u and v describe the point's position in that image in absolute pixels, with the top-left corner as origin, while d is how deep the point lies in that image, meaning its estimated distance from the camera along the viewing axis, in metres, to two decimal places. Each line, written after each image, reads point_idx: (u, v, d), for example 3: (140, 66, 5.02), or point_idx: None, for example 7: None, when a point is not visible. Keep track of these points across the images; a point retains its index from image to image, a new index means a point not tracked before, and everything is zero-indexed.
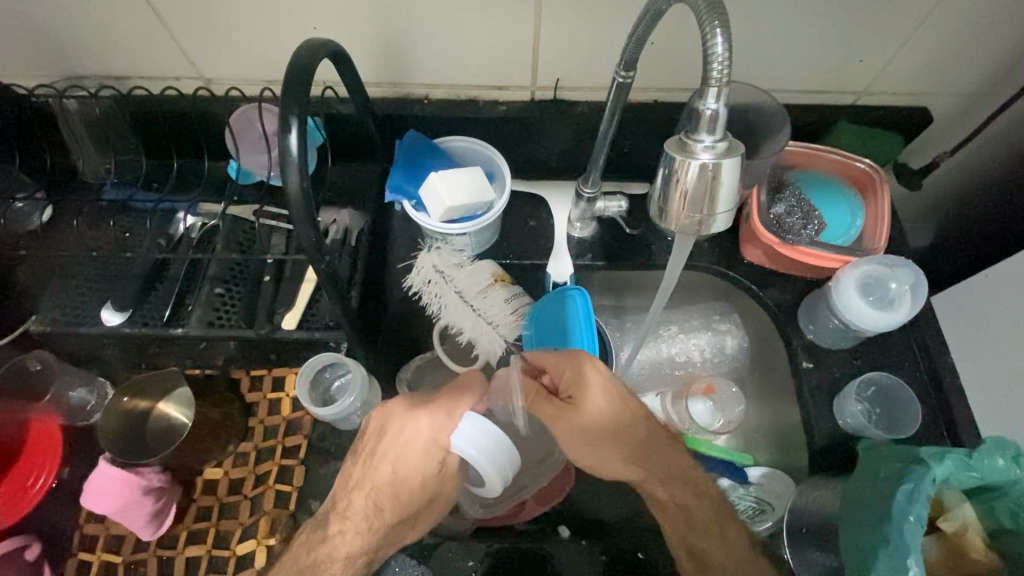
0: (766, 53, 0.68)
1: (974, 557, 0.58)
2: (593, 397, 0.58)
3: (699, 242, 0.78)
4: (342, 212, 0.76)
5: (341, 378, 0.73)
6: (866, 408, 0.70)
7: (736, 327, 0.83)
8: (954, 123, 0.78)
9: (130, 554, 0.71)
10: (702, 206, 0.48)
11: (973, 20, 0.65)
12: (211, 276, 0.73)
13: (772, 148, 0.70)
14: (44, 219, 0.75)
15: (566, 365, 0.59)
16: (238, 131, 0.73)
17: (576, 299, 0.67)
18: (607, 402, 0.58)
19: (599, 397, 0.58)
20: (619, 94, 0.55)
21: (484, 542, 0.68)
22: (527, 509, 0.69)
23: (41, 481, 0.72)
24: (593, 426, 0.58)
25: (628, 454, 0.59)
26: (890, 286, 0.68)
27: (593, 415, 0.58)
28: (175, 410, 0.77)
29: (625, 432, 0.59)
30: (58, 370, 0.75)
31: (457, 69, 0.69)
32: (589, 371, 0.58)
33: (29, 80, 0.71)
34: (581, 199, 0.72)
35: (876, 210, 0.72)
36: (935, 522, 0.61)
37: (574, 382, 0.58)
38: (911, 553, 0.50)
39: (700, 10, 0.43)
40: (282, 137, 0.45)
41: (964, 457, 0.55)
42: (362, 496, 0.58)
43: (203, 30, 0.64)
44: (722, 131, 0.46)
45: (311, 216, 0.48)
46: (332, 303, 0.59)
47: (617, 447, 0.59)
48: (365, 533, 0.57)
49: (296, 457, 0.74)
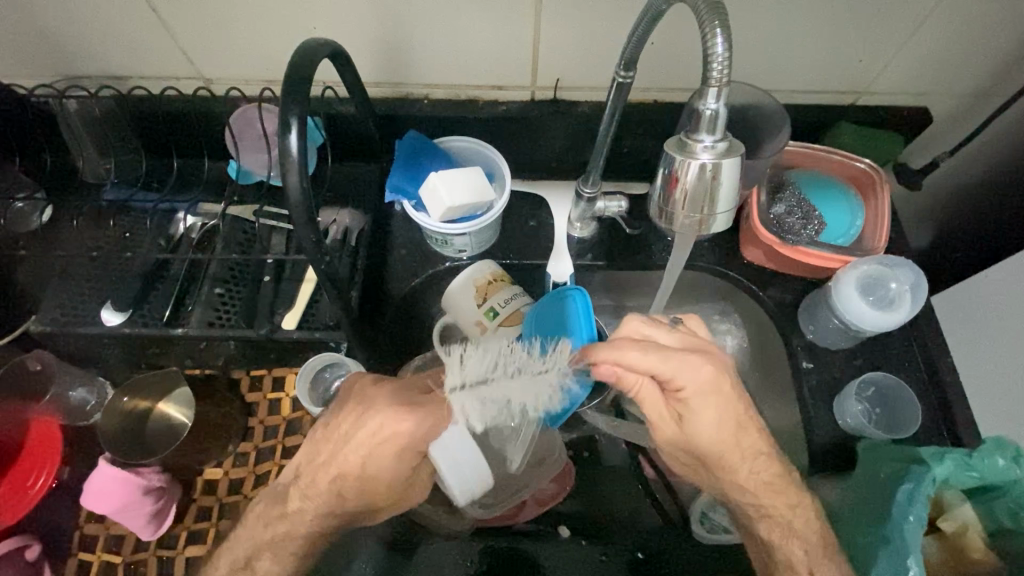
0: (766, 53, 0.68)
1: (973, 557, 0.57)
2: (704, 396, 0.51)
3: (699, 242, 0.78)
4: (343, 212, 0.77)
5: (341, 378, 0.72)
6: (866, 408, 0.70)
7: (736, 327, 0.83)
8: (954, 123, 0.78)
9: (130, 554, 0.71)
10: (702, 206, 0.48)
11: (973, 20, 0.65)
12: (211, 276, 0.73)
13: (772, 148, 0.70)
14: (44, 219, 0.75)
15: (677, 365, 0.49)
16: (238, 131, 0.73)
17: (575, 299, 0.63)
18: (716, 401, 0.51)
19: (709, 398, 0.51)
20: (619, 94, 0.55)
21: (483, 541, 0.68)
22: (526, 509, 0.70)
23: (41, 482, 0.71)
24: (705, 423, 0.52)
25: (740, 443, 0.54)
26: (891, 286, 0.68)
27: (708, 411, 0.51)
28: (175, 410, 0.76)
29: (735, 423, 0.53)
30: (57, 370, 0.75)
31: (457, 69, 0.69)
32: (706, 370, 0.50)
33: (29, 80, 0.71)
34: (581, 199, 0.71)
35: (877, 210, 0.72)
36: (935, 522, 0.61)
37: (688, 382, 0.50)
38: (911, 553, 0.50)
39: (700, 10, 0.43)
40: (281, 137, 0.45)
41: (964, 457, 0.55)
42: (327, 482, 0.56)
43: (204, 31, 0.64)
44: (722, 131, 0.46)
45: (311, 216, 0.48)
46: (332, 303, 0.59)
47: (738, 439, 0.53)
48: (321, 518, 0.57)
49: (297, 457, 0.75)
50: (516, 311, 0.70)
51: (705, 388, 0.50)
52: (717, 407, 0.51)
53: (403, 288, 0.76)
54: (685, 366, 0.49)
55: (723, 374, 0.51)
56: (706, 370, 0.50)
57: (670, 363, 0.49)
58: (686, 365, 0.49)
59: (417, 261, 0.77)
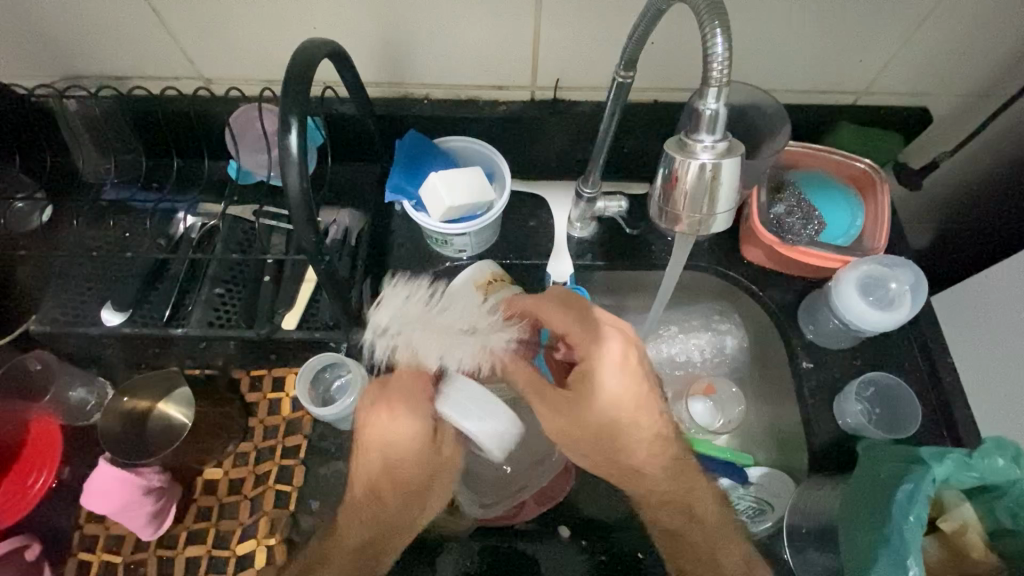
0: (767, 53, 0.68)
1: (974, 557, 0.58)
2: (613, 366, 0.57)
3: (699, 242, 0.78)
4: (343, 212, 0.77)
5: (341, 378, 0.73)
6: (866, 409, 0.70)
7: (736, 327, 0.83)
8: (954, 122, 0.78)
9: (130, 554, 0.71)
10: (703, 205, 0.48)
11: (973, 19, 0.65)
12: (211, 276, 0.72)
13: (770, 151, 0.70)
14: (44, 219, 0.75)
15: (606, 329, 0.58)
16: (238, 131, 0.73)
17: None
18: (629, 373, 0.57)
19: (611, 371, 0.57)
20: (619, 94, 0.55)
21: (483, 540, 0.69)
22: (527, 510, 0.69)
23: (41, 481, 0.72)
24: (614, 388, 0.57)
25: (638, 414, 0.57)
26: (891, 286, 0.68)
27: (618, 380, 0.57)
28: (175, 410, 0.76)
29: (638, 390, 0.57)
30: (57, 370, 0.74)
31: (457, 69, 0.69)
32: (622, 337, 0.58)
33: (28, 80, 0.71)
34: (581, 199, 0.71)
35: (876, 210, 0.72)
36: (935, 522, 0.61)
37: (603, 351, 0.57)
38: (911, 554, 0.50)
39: (700, 10, 0.43)
40: (282, 137, 0.45)
41: (964, 457, 0.55)
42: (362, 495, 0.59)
43: (203, 30, 0.64)
44: (722, 132, 0.46)
45: (311, 216, 0.48)
46: (332, 303, 0.59)
47: (636, 406, 0.57)
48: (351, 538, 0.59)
49: (296, 457, 0.74)
50: None
51: (621, 358, 0.57)
52: (629, 378, 0.57)
53: None
54: (609, 331, 0.58)
55: (632, 350, 0.58)
56: (628, 342, 0.58)
57: (590, 327, 0.58)
58: (615, 329, 0.58)
59: (416, 261, 0.77)
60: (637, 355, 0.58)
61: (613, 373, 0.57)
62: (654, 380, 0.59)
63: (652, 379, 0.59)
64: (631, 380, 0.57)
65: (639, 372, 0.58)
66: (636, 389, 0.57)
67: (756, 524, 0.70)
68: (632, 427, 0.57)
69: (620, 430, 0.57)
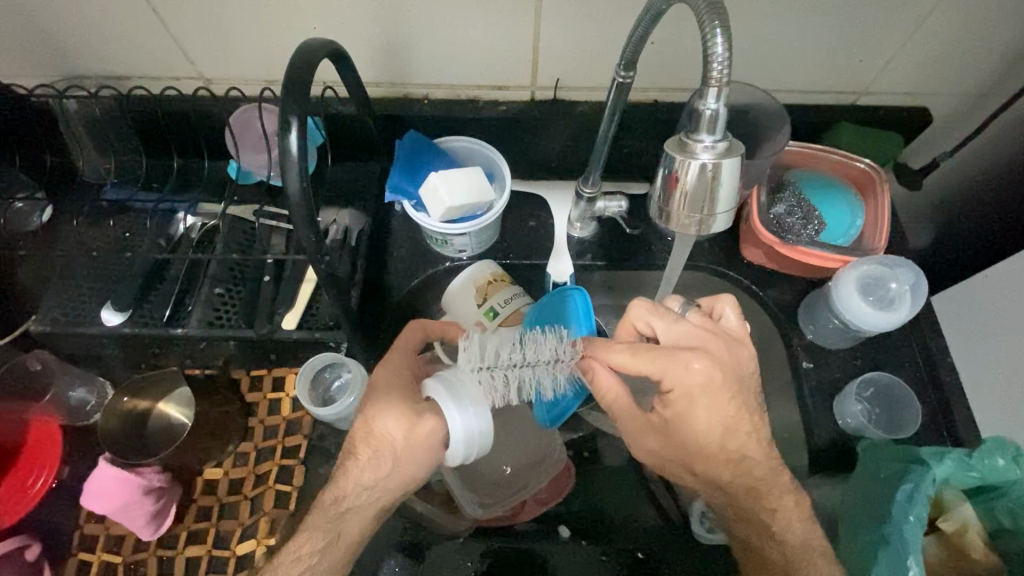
0: (768, 53, 0.68)
1: (974, 558, 0.57)
2: (688, 395, 0.51)
3: (699, 242, 0.79)
4: (343, 212, 0.76)
5: (341, 378, 0.73)
6: (865, 408, 0.70)
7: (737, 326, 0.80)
8: (955, 122, 0.78)
9: (131, 553, 0.71)
10: (703, 206, 0.48)
11: (973, 19, 0.65)
12: (211, 276, 0.73)
13: (772, 148, 0.70)
14: (44, 219, 0.75)
15: (682, 356, 0.51)
16: (238, 131, 0.73)
17: (576, 298, 0.63)
18: (709, 400, 0.51)
19: (683, 405, 0.52)
20: (619, 94, 0.55)
21: (484, 541, 0.69)
22: (527, 509, 0.69)
23: (41, 482, 0.71)
24: (699, 421, 0.52)
25: (726, 441, 0.53)
26: (891, 286, 0.68)
27: (701, 408, 0.52)
28: (175, 410, 0.76)
29: (718, 421, 0.53)
30: (57, 370, 0.75)
31: (457, 70, 0.69)
32: (702, 359, 0.51)
33: (28, 80, 0.71)
34: (581, 199, 0.71)
35: (876, 210, 0.72)
36: (934, 522, 0.59)
37: (679, 382, 0.51)
38: (912, 553, 0.50)
39: (700, 10, 0.43)
40: (282, 137, 0.45)
41: (964, 457, 0.56)
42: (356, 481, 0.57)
43: (203, 30, 0.64)
44: (722, 131, 0.46)
45: (311, 216, 0.48)
46: (332, 302, 0.59)
47: (720, 437, 0.53)
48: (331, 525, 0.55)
49: (296, 457, 0.74)
50: (517, 310, 0.70)
51: (698, 385, 0.51)
52: (707, 412, 0.52)
53: (403, 288, 0.76)
54: (688, 356, 0.51)
55: (716, 371, 0.51)
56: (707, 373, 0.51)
57: (664, 354, 0.51)
58: (695, 352, 0.51)
59: (417, 261, 0.77)
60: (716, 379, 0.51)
61: (694, 405, 0.52)
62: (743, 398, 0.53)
63: (746, 393, 0.54)
64: (711, 411, 0.52)
65: (724, 397, 0.52)
66: (716, 419, 0.52)
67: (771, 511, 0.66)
68: (710, 456, 0.54)
69: (706, 453, 0.54)
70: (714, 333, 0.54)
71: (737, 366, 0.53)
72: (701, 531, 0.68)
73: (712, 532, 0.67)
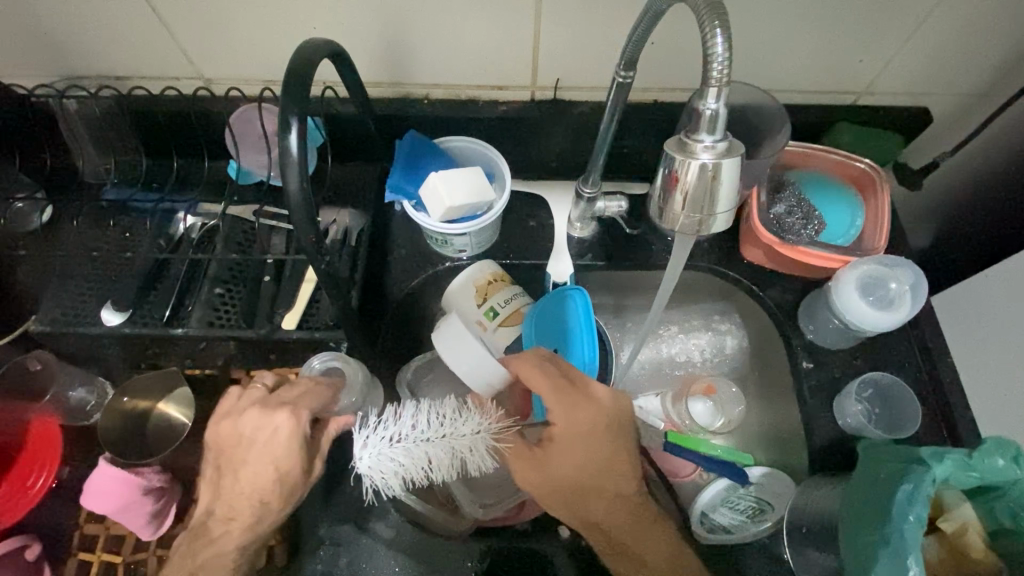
0: (769, 53, 0.68)
1: (974, 557, 0.58)
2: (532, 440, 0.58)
3: (699, 242, 0.78)
4: (343, 212, 0.76)
5: None
6: (866, 408, 0.70)
7: (736, 327, 0.84)
8: (955, 123, 0.78)
9: (131, 553, 0.72)
10: (702, 206, 0.48)
11: (973, 20, 0.65)
12: (211, 277, 0.73)
13: (771, 148, 0.70)
14: (44, 219, 0.75)
15: (581, 382, 0.58)
16: (238, 131, 0.73)
17: (576, 299, 0.66)
18: (603, 433, 0.57)
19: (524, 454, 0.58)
20: (619, 94, 0.55)
21: (486, 540, 0.67)
22: (527, 510, 0.68)
23: (42, 481, 0.71)
24: (585, 452, 0.56)
25: (610, 473, 0.57)
26: (891, 286, 0.68)
27: (590, 441, 0.56)
28: (175, 410, 0.76)
29: (599, 455, 0.57)
30: (57, 369, 0.74)
31: (457, 70, 0.70)
32: (552, 399, 0.56)
33: (28, 80, 0.71)
34: (581, 199, 0.71)
35: (877, 210, 0.72)
36: (935, 522, 0.61)
37: (577, 412, 0.56)
38: (911, 553, 0.49)
39: (700, 10, 0.43)
40: (282, 137, 0.45)
41: (964, 457, 0.54)
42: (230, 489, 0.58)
43: (202, 30, 0.64)
44: (722, 131, 0.46)
45: (311, 215, 0.47)
46: (332, 303, 0.59)
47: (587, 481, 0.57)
48: (232, 529, 0.57)
49: None
50: (517, 310, 0.71)
51: (576, 426, 0.56)
52: (581, 445, 0.56)
53: (403, 288, 0.76)
54: (572, 402, 0.56)
55: (605, 405, 0.57)
56: (586, 417, 0.56)
57: (566, 394, 0.56)
58: (591, 384, 0.59)
59: (417, 261, 0.77)
60: (565, 427, 0.56)
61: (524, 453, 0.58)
62: (624, 442, 0.58)
63: (628, 437, 0.58)
64: (603, 440, 0.57)
65: (581, 441, 0.56)
66: (592, 454, 0.56)
67: (757, 524, 0.68)
68: (598, 490, 0.57)
69: (588, 492, 0.57)
70: (559, 385, 0.57)
71: (615, 410, 0.58)
72: (702, 531, 0.68)
73: (713, 533, 0.68)
